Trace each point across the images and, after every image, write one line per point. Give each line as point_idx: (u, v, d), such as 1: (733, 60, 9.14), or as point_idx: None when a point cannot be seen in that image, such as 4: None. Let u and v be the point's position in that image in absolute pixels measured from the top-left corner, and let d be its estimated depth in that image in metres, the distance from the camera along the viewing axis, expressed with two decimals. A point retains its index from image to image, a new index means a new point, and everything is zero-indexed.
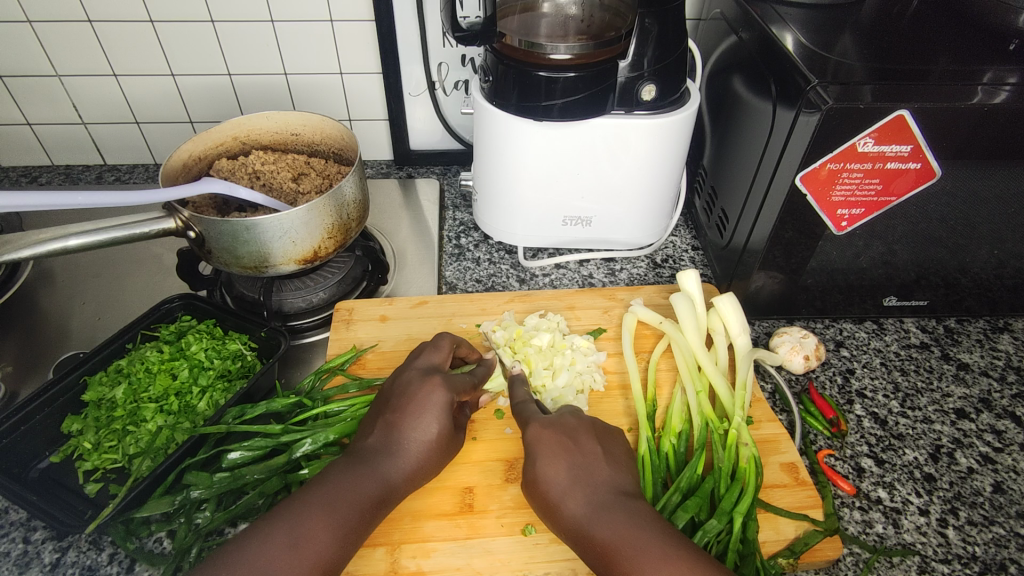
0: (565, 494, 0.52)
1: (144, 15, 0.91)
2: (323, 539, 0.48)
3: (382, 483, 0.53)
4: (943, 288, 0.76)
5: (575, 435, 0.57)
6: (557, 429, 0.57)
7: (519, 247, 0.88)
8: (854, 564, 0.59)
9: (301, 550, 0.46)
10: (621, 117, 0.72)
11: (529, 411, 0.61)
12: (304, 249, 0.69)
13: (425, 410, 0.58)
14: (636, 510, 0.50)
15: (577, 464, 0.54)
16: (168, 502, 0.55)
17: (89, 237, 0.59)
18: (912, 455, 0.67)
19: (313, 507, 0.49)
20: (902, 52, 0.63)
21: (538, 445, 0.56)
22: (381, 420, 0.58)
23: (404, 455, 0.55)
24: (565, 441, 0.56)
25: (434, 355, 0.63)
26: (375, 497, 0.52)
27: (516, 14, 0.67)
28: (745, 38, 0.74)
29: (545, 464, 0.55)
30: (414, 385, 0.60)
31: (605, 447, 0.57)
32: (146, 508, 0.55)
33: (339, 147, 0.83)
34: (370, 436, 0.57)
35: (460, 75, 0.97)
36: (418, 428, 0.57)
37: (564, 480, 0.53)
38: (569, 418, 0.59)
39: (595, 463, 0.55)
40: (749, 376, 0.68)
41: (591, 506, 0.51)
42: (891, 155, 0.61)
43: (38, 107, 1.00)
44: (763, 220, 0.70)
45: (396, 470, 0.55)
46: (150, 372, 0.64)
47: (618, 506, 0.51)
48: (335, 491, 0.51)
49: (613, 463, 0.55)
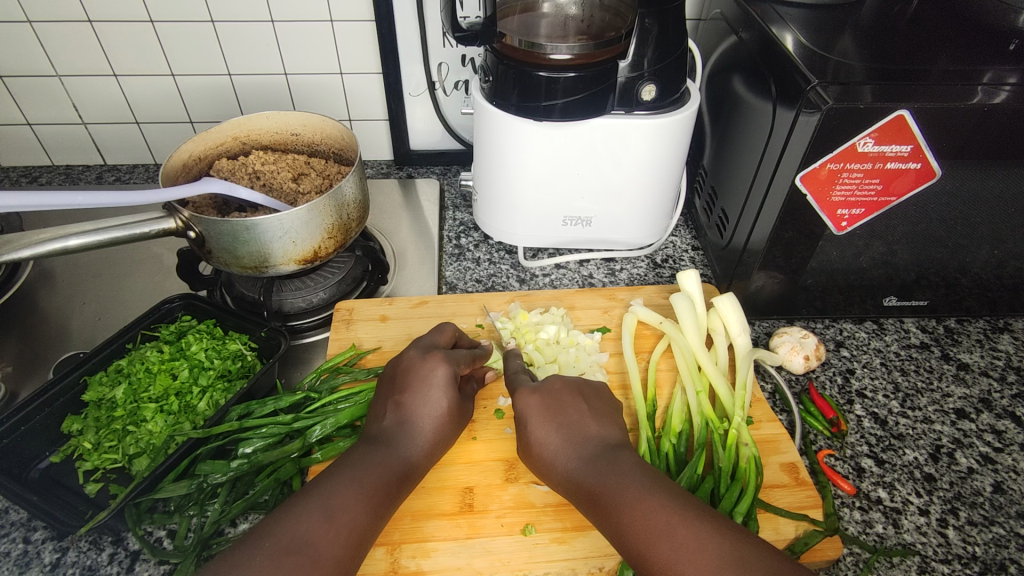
0: (557, 454, 0.54)
1: (144, 15, 0.91)
2: (355, 511, 0.48)
3: (402, 460, 0.54)
4: (943, 288, 0.76)
5: (559, 395, 0.58)
6: (543, 395, 0.58)
7: (519, 247, 0.88)
8: (854, 564, 0.59)
9: (336, 521, 0.47)
10: (621, 117, 0.72)
11: (521, 380, 0.61)
12: (304, 249, 0.69)
13: (430, 386, 0.58)
14: (622, 462, 0.51)
15: (565, 423, 0.55)
16: (185, 486, 0.56)
17: (89, 237, 0.59)
18: (911, 455, 0.67)
19: (340, 484, 0.50)
20: (901, 53, 0.63)
21: (527, 411, 0.57)
22: (391, 401, 0.58)
23: (420, 432, 0.57)
24: (551, 403, 0.57)
25: (436, 336, 0.65)
26: (398, 474, 0.53)
27: (516, 15, 0.67)
28: (745, 38, 0.74)
29: (536, 428, 0.55)
30: (416, 362, 0.60)
31: (591, 404, 0.58)
32: (163, 491, 0.56)
33: (339, 147, 0.83)
34: (383, 418, 0.57)
35: (460, 75, 0.97)
36: (425, 403, 0.58)
37: (554, 440, 0.54)
38: (555, 381, 0.60)
39: (582, 421, 0.55)
40: (749, 376, 0.68)
41: (580, 461, 0.52)
42: (891, 155, 0.61)
43: (38, 107, 1.00)
44: (763, 221, 0.70)
45: (414, 447, 0.56)
46: (150, 372, 0.64)
47: (603, 461, 0.51)
48: (361, 469, 0.52)
49: (600, 418, 0.56)
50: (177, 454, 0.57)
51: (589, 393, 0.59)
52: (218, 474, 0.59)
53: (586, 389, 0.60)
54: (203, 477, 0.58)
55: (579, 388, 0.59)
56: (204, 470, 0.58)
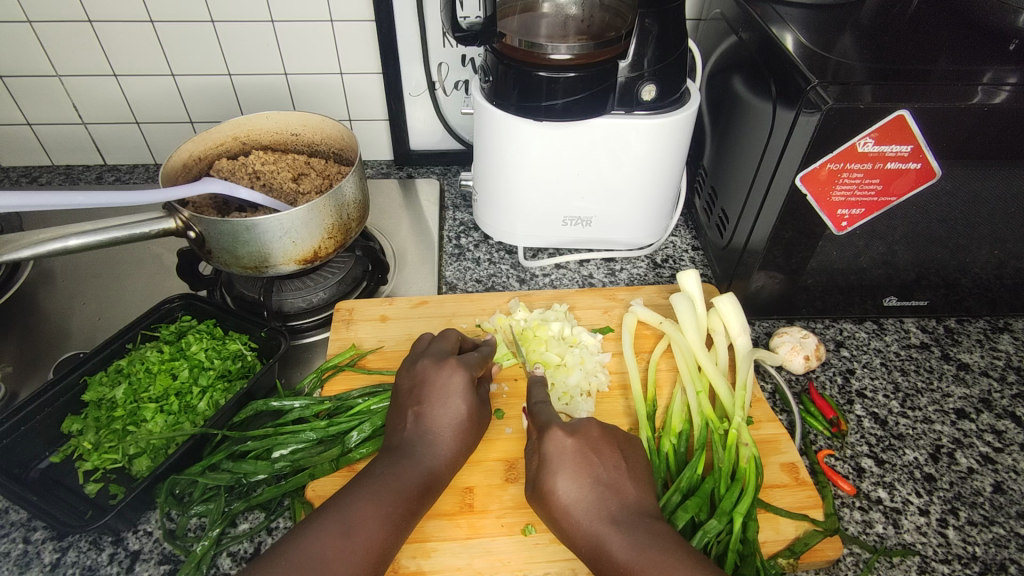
0: (586, 511, 0.52)
1: (144, 15, 0.91)
2: (374, 528, 0.49)
3: (426, 470, 0.54)
4: (943, 288, 0.76)
5: (598, 447, 0.56)
6: (581, 440, 0.56)
7: (519, 247, 0.88)
8: (854, 564, 0.59)
9: (352, 537, 0.48)
10: (621, 117, 0.72)
11: (547, 414, 0.59)
12: (304, 249, 0.69)
13: (450, 393, 0.59)
14: (660, 531, 0.50)
15: (603, 483, 0.53)
16: (228, 476, 0.58)
17: (89, 237, 0.59)
18: (912, 455, 0.67)
19: (361, 498, 0.50)
20: (901, 53, 0.63)
21: (559, 458, 0.55)
22: (408, 410, 0.58)
23: (440, 441, 0.57)
24: (587, 454, 0.55)
25: (443, 342, 0.64)
26: (421, 485, 0.53)
27: (516, 15, 0.68)
28: (745, 38, 0.74)
29: (568, 478, 0.53)
30: (432, 372, 0.60)
31: (628, 461, 0.56)
32: (207, 475, 0.58)
33: (339, 147, 0.83)
34: (403, 428, 0.57)
35: (460, 75, 0.97)
36: (443, 408, 0.58)
37: (586, 497, 0.52)
38: (592, 426, 0.58)
39: (619, 480, 0.54)
40: (749, 376, 0.68)
41: (614, 526, 0.50)
42: (891, 155, 0.61)
43: (38, 107, 1.00)
44: (763, 220, 0.70)
45: (435, 457, 0.56)
46: (150, 372, 0.64)
47: (644, 528, 0.50)
48: (381, 481, 0.52)
49: (637, 479, 0.55)
50: (193, 439, 0.59)
51: (628, 449, 0.57)
52: (260, 474, 0.60)
53: (621, 438, 0.58)
54: (243, 475, 0.59)
55: (617, 437, 0.58)
56: (247, 469, 0.60)
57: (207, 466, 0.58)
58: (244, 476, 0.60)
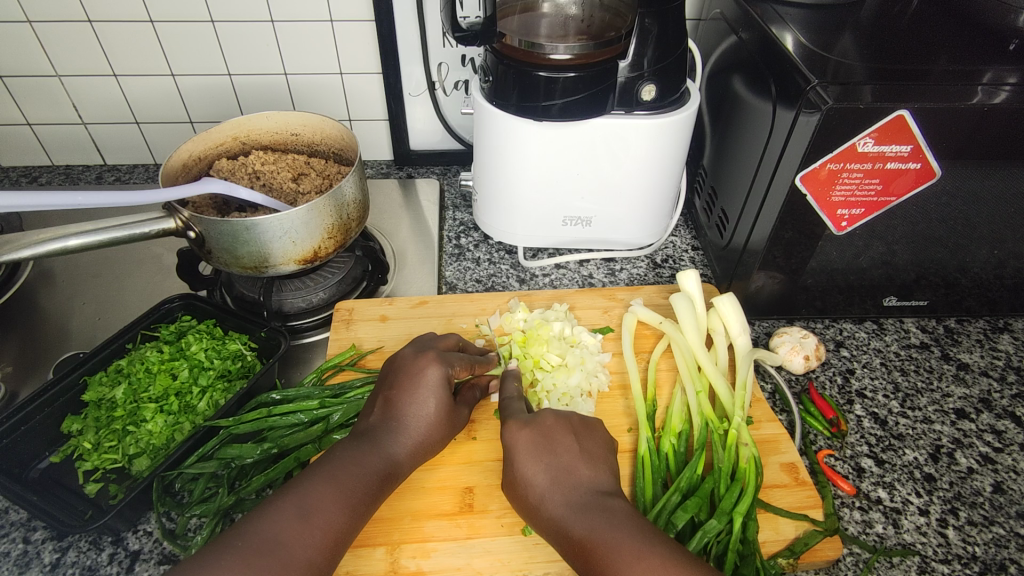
0: (544, 494, 0.52)
1: (144, 15, 0.91)
2: (331, 510, 0.49)
3: (385, 458, 0.54)
4: (943, 288, 0.76)
5: (550, 431, 0.56)
6: (534, 429, 0.56)
7: (519, 247, 0.88)
8: (854, 564, 0.59)
9: (309, 521, 0.47)
10: (621, 117, 0.72)
11: (516, 408, 0.60)
12: (304, 249, 0.69)
13: (421, 387, 0.58)
14: (613, 509, 0.50)
15: (556, 466, 0.53)
16: (213, 464, 0.59)
17: (89, 237, 0.59)
18: (911, 455, 0.67)
19: (317, 483, 0.50)
20: (900, 53, 0.63)
21: (516, 445, 0.55)
22: (380, 398, 0.59)
23: (406, 431, 0.56)
24: (541, 442, 0.55)
25: (437, 340, 0.65)
26: (381, 471, 0.53)
27: (516, 15, 0.68)
28: (745, 38, 0.74)
29: (523, 467, 0.54)
30: (410, 360, 0.61)
31: (583, 445, 0.56)
32: (191, 468, 0.58)
33: (339, 147, 0.83)
34: (370, 414, 0.58)
35: (460, 75, 0.97)
36: (414, 404, 0.57)
37: (542, 482, 0.53)
38: (548, 415, 0.58)
39: (573, 463, 0.54)
40: (749, 376, 0.68)
41: (568, 508, 0.50)
42: (892, 155, 0.61)
43: (37, 107, 1.00)
44: (763, 220, 0.70)
45: (397, 444, 0.56)
46: (150, 372, 0.64)
47: (593, 507, 0.50)
48: (339, 466, 0.52)
49: (592, 461, 0.54)
50: (195, 437, 0.59)
51: (583, 433, 0.57)
52: (246, 457, 0.60)
53: (576, 422, 0.58)
54: (230, 459, 0.60)
55: (572, 422, 0.58)
56: (232, 453, 0.60)
57: (201, 455, 0.59)
58: (233, 461, 0.60)
